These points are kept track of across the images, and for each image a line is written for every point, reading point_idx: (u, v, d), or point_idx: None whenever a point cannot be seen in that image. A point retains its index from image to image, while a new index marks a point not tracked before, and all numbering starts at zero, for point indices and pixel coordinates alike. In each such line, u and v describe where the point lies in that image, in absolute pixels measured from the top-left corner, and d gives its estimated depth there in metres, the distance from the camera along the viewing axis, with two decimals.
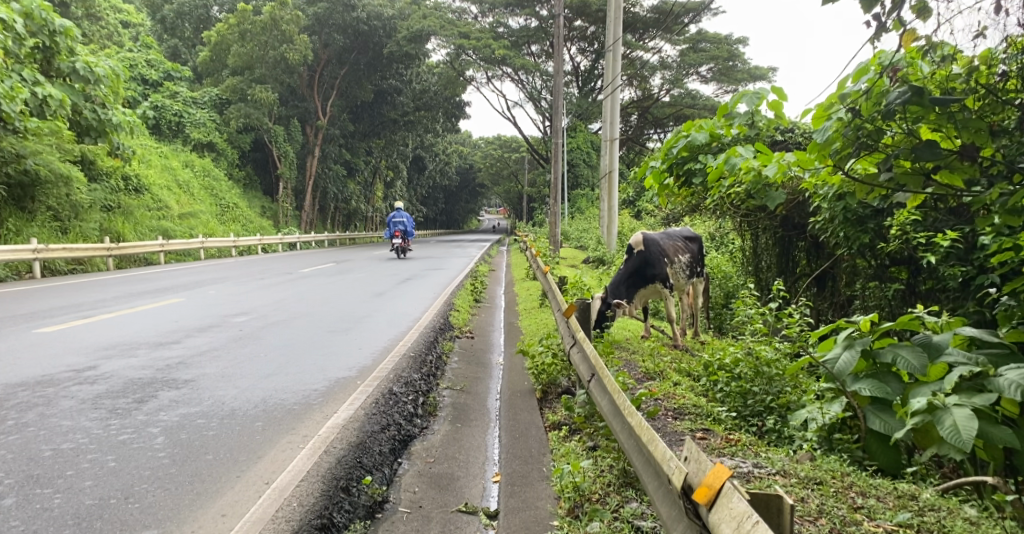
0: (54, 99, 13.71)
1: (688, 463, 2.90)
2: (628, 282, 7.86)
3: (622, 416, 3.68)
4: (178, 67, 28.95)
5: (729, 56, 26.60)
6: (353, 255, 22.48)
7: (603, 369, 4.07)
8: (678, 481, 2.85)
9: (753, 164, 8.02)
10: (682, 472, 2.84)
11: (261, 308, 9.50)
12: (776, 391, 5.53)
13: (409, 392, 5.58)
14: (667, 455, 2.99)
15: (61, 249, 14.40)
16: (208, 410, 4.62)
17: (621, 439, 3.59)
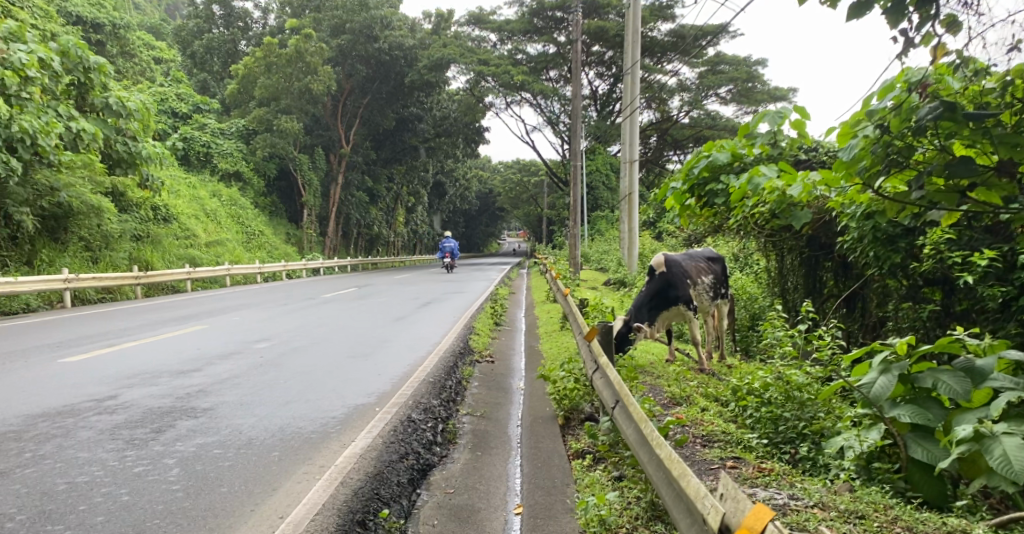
0: (87, 133, 13.98)
1: (724, 502, 2.74)
2: (651, 304, 7.65)
3: (649, 446, 3.52)
4: (206, 100, 29.57)
5: (749, 77, 26.52)
6: (376, 281, 22.53)
7: (627, 396, 3.91)
8: (713, 521, 2.69)
9: (776, 185, 7.94)
10: (718, 512, 2.68)
11: (283, 334, 9.46)
12: (808, 417, 5.36)
13: (428, 419, 5.46)
14: (701, 493, 2.83)
15: (92, 280, 14.52)
16: (225, 440, 4.53)
17: (649, 471, 3.43)
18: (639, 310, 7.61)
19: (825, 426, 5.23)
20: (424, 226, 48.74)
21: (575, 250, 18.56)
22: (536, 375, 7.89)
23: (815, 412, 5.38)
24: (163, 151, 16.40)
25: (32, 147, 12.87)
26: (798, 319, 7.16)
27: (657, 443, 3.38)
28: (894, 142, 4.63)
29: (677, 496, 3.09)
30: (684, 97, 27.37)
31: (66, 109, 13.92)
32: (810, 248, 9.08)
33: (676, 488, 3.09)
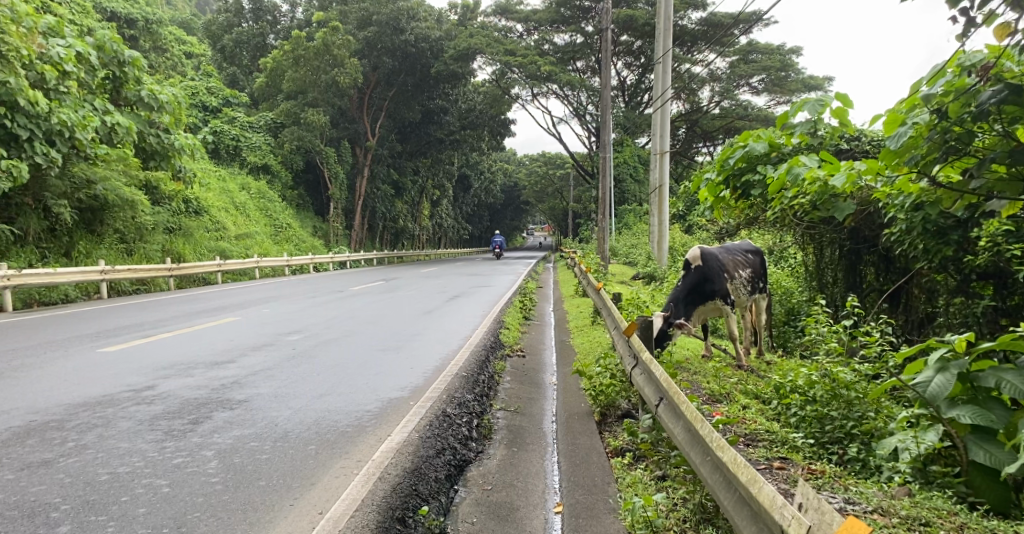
0: (122, 126, 14.10)
1: (803, 515, 2.62)
2: (688, 298, 7.50)
3: (703, 447, 3.38)
4: (236, 93, 29.74)
5: (782, 66, 26.03)
6: (403, 273, 22.51)
7: (675, 391, 3.77)
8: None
9: (817, 174, 7.78)
10: (800, 526, 2.55)
11: (314, 326, 9.43)
12: (856, 417, 5.31)
13: (463, 414, 5.36)
14: (778, 503, 2.70)
15: (127, 271, 14.65)
16: (262, 432, 4.46)
17: (704, 473, 3.30)
18: (676, 305, 7.43)
19: (874, 428, 5.17)
20: (449, 219, 48.76)
21: (603, 243, 18.37)
22: (568, 370, 7.79)
23: (863, 412, 5.32)
24: (196, 143, 16.51)
25: (70, 141, 12.98)
26: (842, 315, 6.98)
27: (715, 444, 3.24)
28: (952, 129, 4.74)
29: (743, 501, 2.96)
30: (713, 87, 27.03)
31: (102, 103, 14.07)
32: (850, 241, 8.88)
33: (741, 493, 2.96)
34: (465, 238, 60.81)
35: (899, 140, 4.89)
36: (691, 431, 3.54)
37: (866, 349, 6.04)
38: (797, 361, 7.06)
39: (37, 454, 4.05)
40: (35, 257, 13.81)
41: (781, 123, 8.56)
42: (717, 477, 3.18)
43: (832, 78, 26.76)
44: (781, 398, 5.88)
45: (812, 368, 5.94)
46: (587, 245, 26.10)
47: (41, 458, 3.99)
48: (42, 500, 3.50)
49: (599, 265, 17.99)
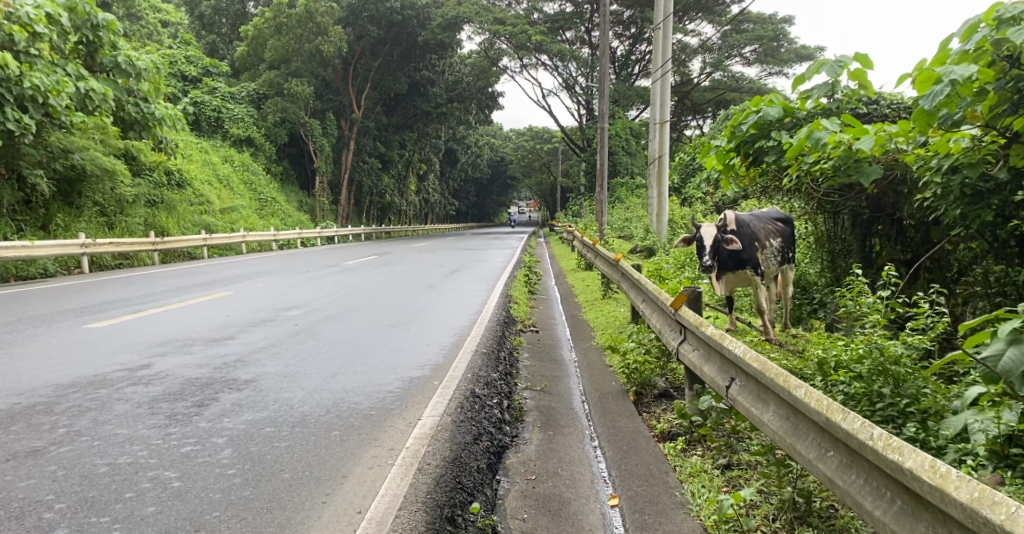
0: (97, 93, 13.33)
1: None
2: (724, 260, 7.11)
3: (826, 440, 2.78)
4: (216, 63, 28.75)
5: (775, 36, 25.47)
6: (393, 248, 21.85)
7: (763, 371, 3.21)
8: None
9: (841, 138, 7.22)
10: None
11: (314, 301, 8.91)
12: (910, 394, 4.87)
13: (492, 395, 4.94)
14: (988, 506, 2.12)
15: (108, 245, 14.01)
16: (276, 416, 3.99)
17: (833, 474, 2.70)
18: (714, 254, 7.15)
19: (933, 406, 4.75)
20: (436, 195, 47.93)
21: (601, 213, 17.74)
22: (588, 346, 7.36)
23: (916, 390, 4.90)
24: (177, 113, 15.82)
25: (43, 107, 12.21)
26: (877, 282, 6.62)
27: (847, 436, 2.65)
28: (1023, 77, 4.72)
29: (912, 503, 2.37)
30: (706, 58, 26.48)
31: (75, 68, 13.28)
32: (870, 210, 8.42)
33: (909, 491, 2.38)
34: (451, 214, 59.89)
35: (935, 100, 4.78)
36: (797, 421, 2.96)
37: (916, 322, 5.66)
38: (833, 335, 6.67)
39: (25, 442, 3.56)
40: (11, 230, 13.15)
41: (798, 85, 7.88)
42: (856, 478, 2.60)
43: (825, 48, 26.30)
44: (821, 372, 5.40)
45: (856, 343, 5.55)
46: (580, 219, 25.56)
47: (29, 447, 3.51)
48: (34, 497, 3.03)
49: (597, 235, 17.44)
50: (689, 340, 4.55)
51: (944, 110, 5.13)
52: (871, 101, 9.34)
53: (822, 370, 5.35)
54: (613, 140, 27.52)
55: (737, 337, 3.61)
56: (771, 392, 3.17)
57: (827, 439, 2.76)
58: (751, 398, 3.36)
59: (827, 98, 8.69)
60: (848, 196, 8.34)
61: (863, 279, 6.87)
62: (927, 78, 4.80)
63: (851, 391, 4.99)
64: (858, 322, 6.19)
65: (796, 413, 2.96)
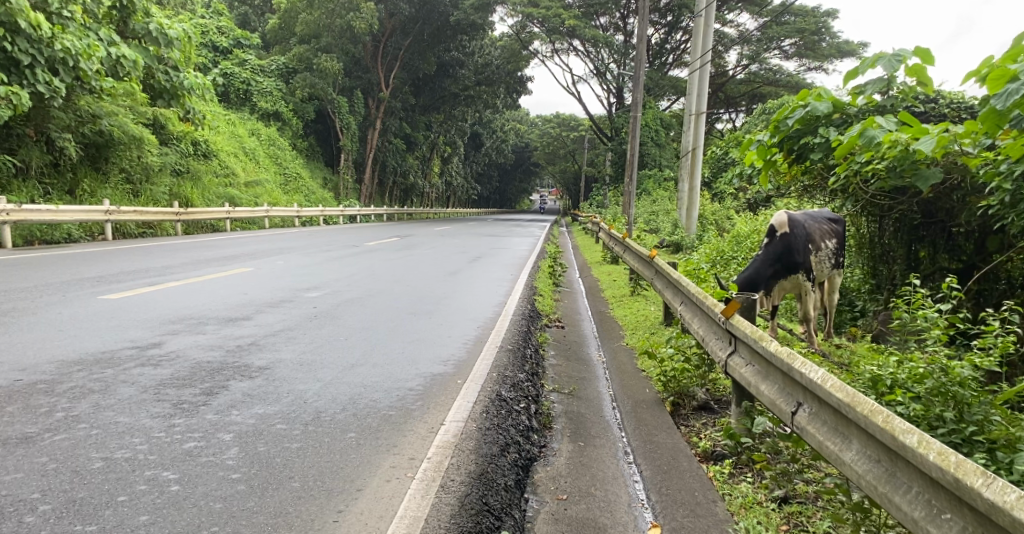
0: (129, 59, 13.07)
1: None
2: (770, 269, 7.04)
3: (943, 500, 2.43)
4: (247, 35, 28.44)
5: (816, 30, 24.66)
6: (416, 231, 21.49)
7: (851, 402, 2.86)
8: None
9: (898, 138, 6.67)
10: None
11: (335, 283, 8.57)
12: (976, 421, 4.42)
13: (519, 398, 4.60)
14: None
15: (132, 213, 13.77)
16: (290, 411, 3.63)
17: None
18: (759, 271, 7.04)
19: (1002, 436, 4.31)
20: (459, 178, 47.50)
21: (629, 205, 17.24)
22: (619, 346, 6.99)
23: (982, 415, 4.45)
24: (207, 83, 15.57)
25: (74, 71, 11.96)
26: (934, 295, 6.20)
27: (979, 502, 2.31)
28: None
29: None
30: (742, 50, 25.80)
31: (107, 33, 13.01)
32: (923, 216, 7.87)
33: None
34: (473, 198, 59.50)
35: (1008, 100, 4.52)
36: (899, 468, 2.62)
37: (982, 341, 5.22)
38: (884, 351, 6.24)
39: (17, 428, 3.24)
40: (38, 193, 12.96)
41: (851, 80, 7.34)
42: None
43: (867, 44, 25.47)
44: (874, 390, 4.96)
45: (913, 361, 5.11)
46: (606, 209, 25.06)
47: (20, 434, 3.19)
48: (15, 496, 2.72)
49: (624, 227, 16.95)
50: (741, 353, 4.24)
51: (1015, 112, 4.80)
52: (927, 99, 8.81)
53: (876, 388, 4.90)
54: (643, 130, 26.94)
55: (810, 360, 3.29)
56: (858, 430, 2.83)
57: (943, 499, 2.42)
58: (827, 432, 3.04)
59: (880, 94, 8.18)
60: (898, 199, 7.80)
61: (918, 291, 6.43)
62: (1001, 76, 4.56)
63: (910, 413, 4.52)
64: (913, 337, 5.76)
65: (894, 461, 2.63)
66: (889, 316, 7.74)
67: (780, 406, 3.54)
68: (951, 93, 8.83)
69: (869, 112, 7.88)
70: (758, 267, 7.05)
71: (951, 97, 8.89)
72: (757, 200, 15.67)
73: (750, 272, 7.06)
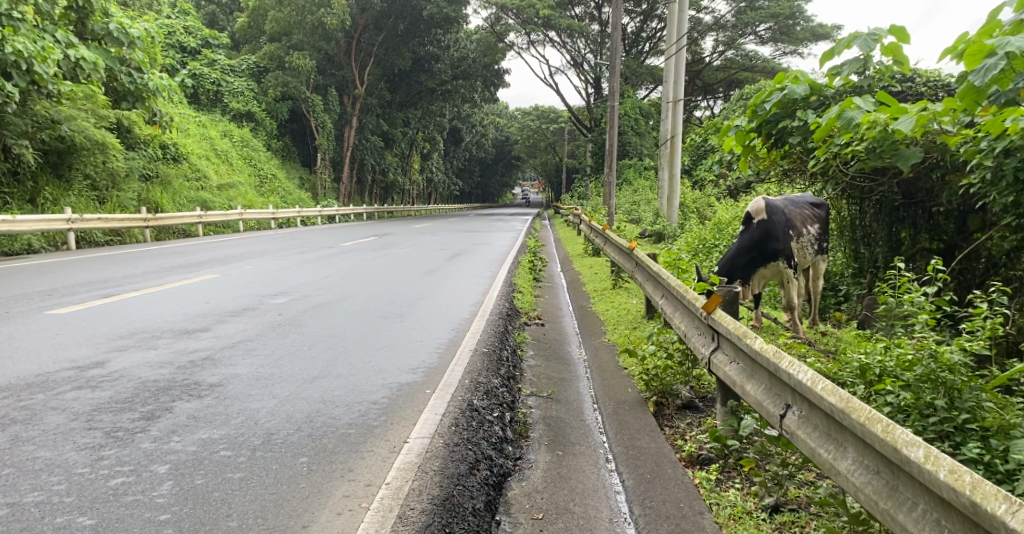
0: (88, 61, 12.62)
1: None
2: (747, 256, 6.87)
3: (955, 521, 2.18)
4: (216, 34, 27.84)
5: (790, 14, 24.53)
6: (395, 229, 21.13)
7: (849, 408, 2.60)
8: None
9: (876, 119, 6.44)
10: None
11: (304, 287, 8.23)
12: (969, 408, 4.19)
13: (493, 407, 4.30)
14: None
15: (97, 220, 13.31)
16: (237, 435, 3.34)
17: None
18: (735, 257, 6.90)
19: (996, 423, 4.07)
20: (439, 173, 47.10)
21: (610, 196, 16.98)
22: (599, 343, 6.72)
23: (975, 402, 4.22)
24: (172, 84, 15.12)
25: (29, 74, 11.51)
26: (921, 278, 5.97)
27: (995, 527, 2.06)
28: None
29: None
30: (717, 37, 25.62)
31: (64, 35, 12.54)
32: (904, 197, 7.66)
33: None
34: (455, 193, 59.09)
35: (986, 76, 4.34)
36: (903, 482, 2.36)
37: (970, 324, 5.00)
38: (871, 337, 6.01)
39: None
40: None
41: (827, 60, 7.09)
42: None
43: (842, 27, 25.35)
44: (861, 379, 4.71)
45: (900, 347, 4.88)
46: (587, 200, 24.82)
47: None
48: None
49: (605, 218, 16.69)
50: (725, 350, 3.97)
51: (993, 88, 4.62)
52: (904, 77, 8.61)
53: (864, 377, 4.66)
54: (622, 119, 26.70)
55: (799, 360, 3.04)
56: (854, 438, 2.59)
57: (956, 522, 2.17)
58: (819, 438, 2.80)
59: (857, 74, 7.95)
60: (878, 180, 7.56)
61: (904, 274, 6.21)
62: (978, 51, 4.37)
63: (899, 402, 4.28)
64: (901, 321, 5.53)
65: (895, 475, 2.38)
66: (876, 299, 7.53)
67: (767, 407, 3.29)
68: (928, 71, 8.64)
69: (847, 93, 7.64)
70: (735, 253, 6.91)
71: (928, 75, 8.70)
72: (738, 186, 15.48)
73: (728, 258, 6.96)
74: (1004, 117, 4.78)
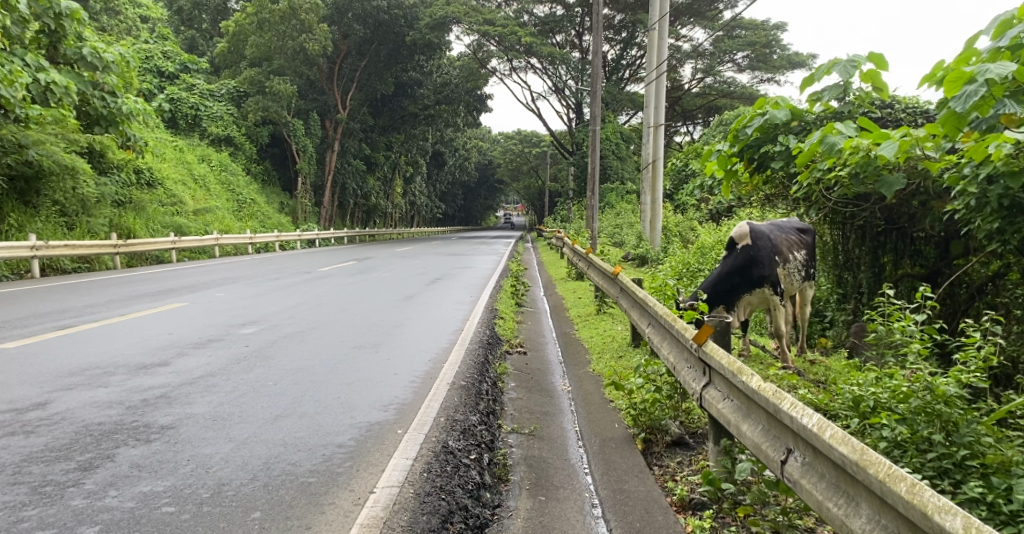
0: (59, 86, 12.25)
1: None
2: (730, 281, 6.62)
3: None
4: (195, 59, 27.50)
5: (767, 42, 24.69)
6: (375, 253, 20.75)
7: (865, 463, 2.41)
8: None
9: (857, 144, 6.22)
10: None
11: (274, 316, 7.88)
12: (968, 443, 3.90)
13: (471, 448, 3.99)
14: None
15: (64, 247, 12.87)
16: (183, 487, 3.03)
17: None
18: (718, 284, 6.62)
19: (998, 460, 3.80)
20: (422, 197, 46.79)
21: (593, 219, 16.76)
22: (583, 372, 6.43)
23: (975, 437, 3.93)
24: (147, 108, 14.75)
25: None
26: (911, 305, 5.74)
27: None
28: None
29: None
30: (696, 65, 25.74)
31: (34, 58, 12.18)
32: (886, 222, 7.44)
33: None
34: (438, 217, 58.87)
35: (968, 102, 4.48)
36: None
37: (963, 354, 4.75)
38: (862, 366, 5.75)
39: None
40: None
41: (807, 85, 6.93)
42: None
43: (818, 55, 25.55)
44: (853, 412, 4.41)
45: (892, 378, 4.61)
46: (570, 225, 24.60)
47: None
48: None
49: (588, 242, 16.43)
50: (717, 385, 3.71)
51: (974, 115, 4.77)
52: (884, 103, 8.48)
53: (857, 409, 4.37)
54: (603, 144, 26.63)
55: (803, 401, 2.83)
56: (870, 496, 2.40)
57: None
58: (827, 489, 2.61)
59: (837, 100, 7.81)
60: (862, 205, 7.37)
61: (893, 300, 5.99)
62: (959, 78, 4.49)
63: (895, 437, 3.99)
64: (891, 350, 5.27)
65: None
66: (864, 327, 7.31)
67: (765, 450, 3.05)
68: (908, 97, 8.50)
69: (828, 119, 7.47)
70: (718, 279, 6.64)
71: (908, 101, 8.58)
72: (721, 209, 15.31)
73: (711, 283, 6.69)
74: (987, 143, 4.72)
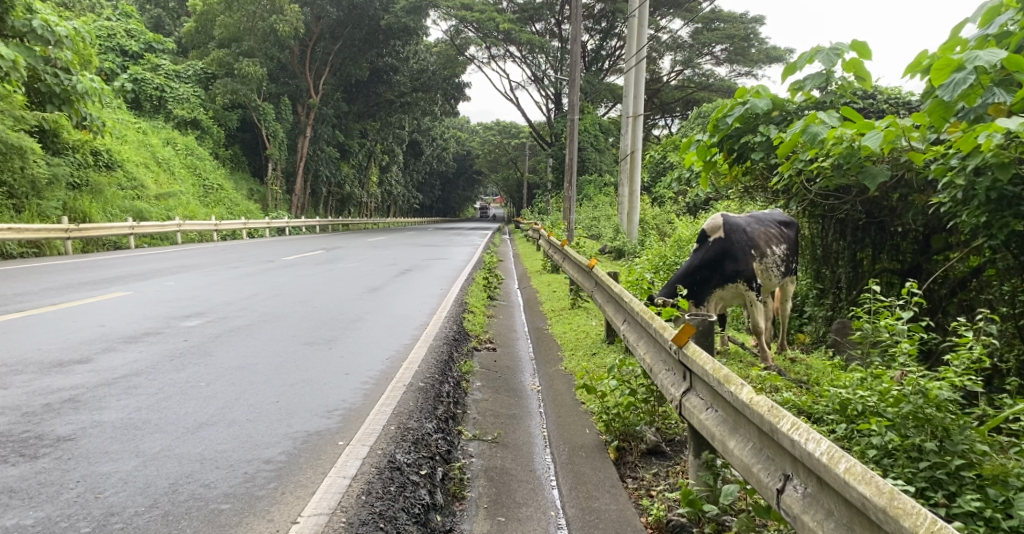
0: (5, 60, 11.44)
1: None
2: (697, 275, 6.21)
3: None
4: (160, 38, 26.43)
5: (745, 35, 24.34)
6: (345, 242, 20.10)
7: (898, 510, 1.96)
8: None
9: (842, 134, 5.76)
10: None
11: (223, 307, 7.33)
12: (962, 453, 3.46)
13: (423, 461, 3.50)
14: None
15: (9, 230, 12.10)
16: (62, 519, 2.65)
17: None
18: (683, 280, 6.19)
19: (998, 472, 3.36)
20: (399, 186, 45.99)
21: (569, 210, 16.26)
22: (552, 371, 5.96)
23: (969, 445, 3.50)
24: (104, 86, 13.93)
25: None
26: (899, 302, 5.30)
27: None
28: None
29: None
30: (675, 56, 25.36)
31: None
32: (868, 216, 7.02)
33: None
34: (414, 207, 58.01)
35: (957, 89, 4.26)
36: None
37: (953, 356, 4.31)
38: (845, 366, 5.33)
39: None
40: None
41: (790, 73, 6.51)
42: None
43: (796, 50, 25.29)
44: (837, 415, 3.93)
45: (877, 380, 4.17)
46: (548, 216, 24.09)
47: None
48: None
49: (565, 233, 15.92)
50: (699, 393, 3.24)
51: (963, 103, 4.53)
52: (866, 93, 8.08)
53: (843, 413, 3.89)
54: (581, 135, 26.11)
55: (808, 423, 2.38)
56: None
57: None
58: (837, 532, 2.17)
59: (818, 90, 7.38)
60: (843, 198, 6.95)
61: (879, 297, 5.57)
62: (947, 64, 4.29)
63: (885, 444, 3.55)
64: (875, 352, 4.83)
65: None
66: (847, 324, 6.88)
67: (756, 473, 2.60)
68: (891, 88, 8.08)
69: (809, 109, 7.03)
70: (684, 276, 6.19)
71: (891, 91, 8.18)
72: (699, 202, 14.94)
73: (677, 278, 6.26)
74: (976, 132, 4.30)
